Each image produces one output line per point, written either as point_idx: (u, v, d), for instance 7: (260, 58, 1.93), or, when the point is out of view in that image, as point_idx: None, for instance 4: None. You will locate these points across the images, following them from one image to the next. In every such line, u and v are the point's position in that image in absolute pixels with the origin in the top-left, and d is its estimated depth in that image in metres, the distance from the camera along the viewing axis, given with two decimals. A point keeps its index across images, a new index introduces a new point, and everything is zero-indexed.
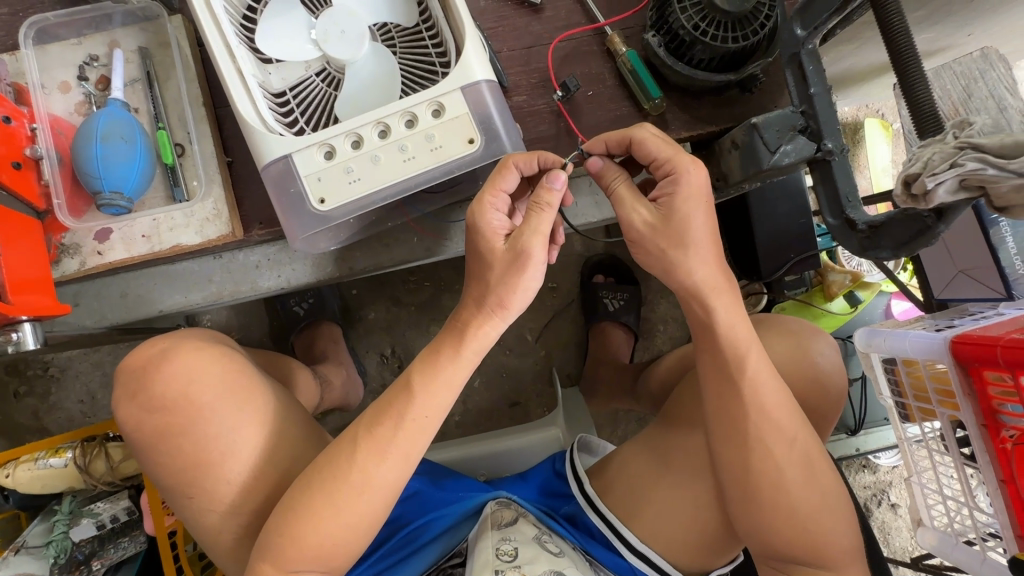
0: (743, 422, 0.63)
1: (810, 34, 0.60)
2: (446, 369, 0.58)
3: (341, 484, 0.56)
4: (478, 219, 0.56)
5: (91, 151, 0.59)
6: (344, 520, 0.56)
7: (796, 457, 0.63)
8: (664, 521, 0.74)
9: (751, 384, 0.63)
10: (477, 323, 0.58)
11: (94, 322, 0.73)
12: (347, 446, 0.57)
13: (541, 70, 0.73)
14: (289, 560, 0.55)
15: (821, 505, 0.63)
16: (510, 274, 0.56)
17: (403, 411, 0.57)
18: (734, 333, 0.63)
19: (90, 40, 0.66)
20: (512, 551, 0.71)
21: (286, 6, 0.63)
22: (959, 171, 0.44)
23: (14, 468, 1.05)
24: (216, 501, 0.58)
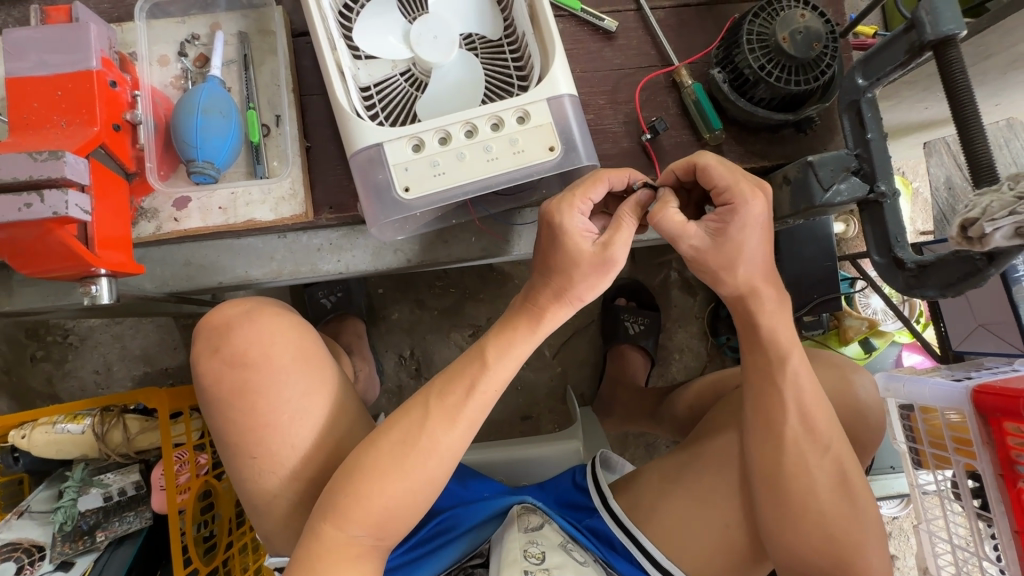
0: (783, 420, 0.67)
1: (871, 84, 0.64)
2: (522, 345, 0.65)
3: (410, 448, 0.62)
4: (566, 219, 0.60)
5: (191, 121, 0.63)
6: (406, 484, 0.62)
7: (823, 476, 0.67)
8: (685, 525, 0.76)
9: (794, 381, 0.67)
10: (553, 310, 0.64)
11: (155, 287, 0.75)
12: (418, 410, 0.64)
13: (610, 93, 0.77)
14: (350, 520, 0.60)
15: (854, 512, 0.67)
16: (594, 275, 0.62)
17: (476, 379, 0.64)
18: (780, 333, 0.68)
19: (195, 20, 0.70)
20: (539, 555, 0.72)
21: (385, 7, 0.67)
22: (1017, 219, 0.48)
23: (31, 429, 1.05)
24: (278, 465, 0.64)
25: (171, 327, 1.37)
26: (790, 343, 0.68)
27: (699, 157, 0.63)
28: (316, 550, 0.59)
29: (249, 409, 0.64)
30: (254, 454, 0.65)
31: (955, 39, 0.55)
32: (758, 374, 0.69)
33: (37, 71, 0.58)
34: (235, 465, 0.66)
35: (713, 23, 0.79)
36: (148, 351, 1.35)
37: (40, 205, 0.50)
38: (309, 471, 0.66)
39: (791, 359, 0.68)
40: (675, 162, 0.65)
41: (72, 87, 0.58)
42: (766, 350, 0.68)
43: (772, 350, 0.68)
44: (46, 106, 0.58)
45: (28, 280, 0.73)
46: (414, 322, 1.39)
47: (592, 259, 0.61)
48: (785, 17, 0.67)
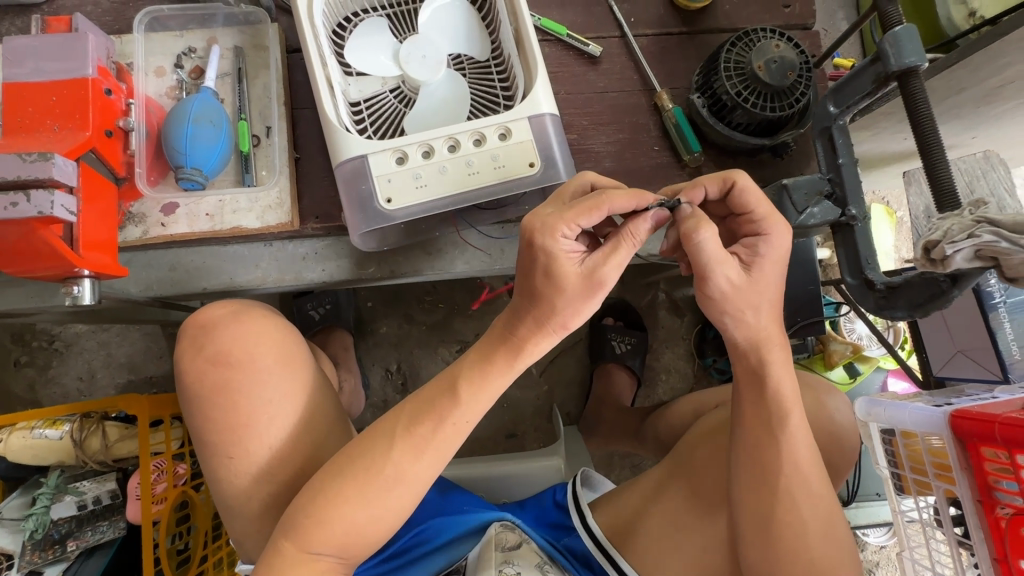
0: (778, 472, 0.63)
1: (842, 111, 0.67)
2: (496, 376, 0.62)
3: (374, 479, 0.61)
4: (553, 245, 0.55)
5: (183, 129, 0.64)
6: (368, 512, 0.61)
7: (816, 529, 0.63)
8: (665, 557, 0.75)
9: (787, 429, 0.64)
10: (535, 340, 0.61)
11: (140, 290, 0.75)
12: (384, 440, 0.62)
13: (593, 114, 0.80)
14: (314, 542, 0.60)
15: (847, 563, 0.63)
16: (580, 298, 0.58)
17: (444, 414, 0.62)
18: (782, 379, 0.64)
19: (192, 33, 0.72)
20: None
21: (377, 27, 0.70)
22: (976, 242, 0.49)
23: (8, 434, 1.04)
24: (252, 465, 0.67)
25: (158, 335, 1.37)
26: (794, 397, 0.64)
27: (737, 175, 0.61)
28: (276, 565, 0.60)
29: (229, 407, 0.67)
30: (230, 454, 0.67)
31: (919, 70, 0.57)
32: (751, 415, 0.65)
33: (33, 77, 0.60)
34: (210, 465, 0.68)
35: (694, 51, 0.82)
36: (133, 358, 1.35)
37: (26, 203, 0.51)
38: (285, 470, 0.68)
39: (789, 406, 0.64)
40: (710, 177, 0.61)
41: (67, 94, 0.60)
42: (767, 395, 0.64)
43: (772, 397, 0.64)
44: (40, 110, 0.59)
45: (13, 281, 0.73)
46: (402, 337, 1.42)
47: (579, 283, 0.57)
48: (761, 47, 0.70)
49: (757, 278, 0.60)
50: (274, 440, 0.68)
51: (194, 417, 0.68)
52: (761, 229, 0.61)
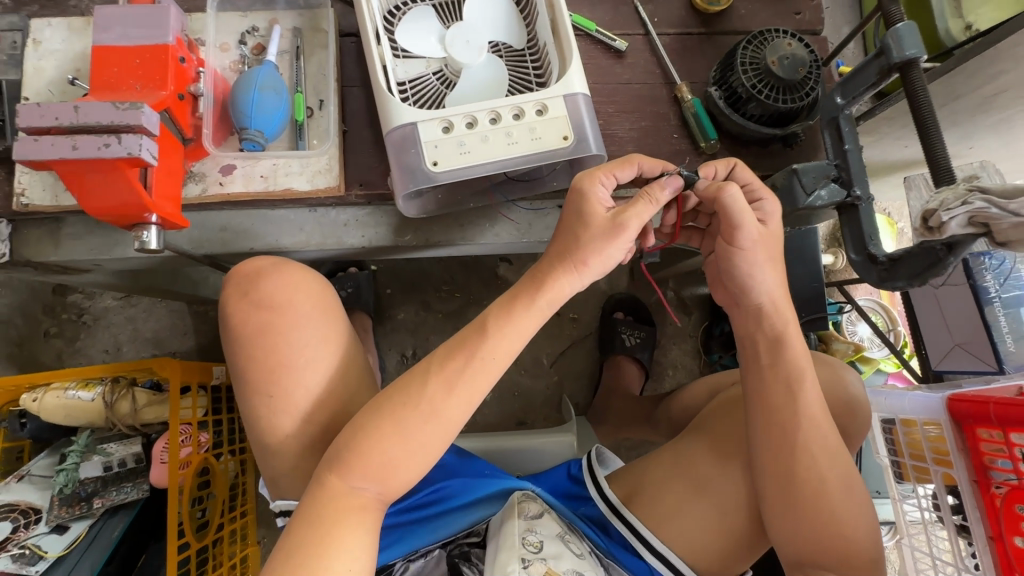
0: (794, 427, 0.67)
1: (848, 102, 0.73)
2: (521, 315, 0.67)
3: (409, 411, 0.65)
4: (590, 184, 0.66)
5: (249, 95, 0.70)
6: (404, 445, 0.65)
7: (832, 481, 0.67)
8: (687, 519, 0.78)
9: (801, 387, 0.68)
10: (558, 274, 0.67)
11: (192, 247, 0.81)
12: (420, 377, 0.67)
13: (618, 103, 0.86)
14: (353, 472, 0.65)
15: (860, 511, 0.67)
16: (604, 238, 0.66)
17: (475, 350, 0.66)
18: (791, 339, 0.70)
19: (256, 14, 0.79)
20: (537, 543, 0.74)
21: (425, 14, 0.77)
22: (969, 208, 0.55)
23: (43, 393, 1.07)
24: (291, 405, 0.72)
25: (183, 313, 1.42)
26: (805, 359, 0.70)
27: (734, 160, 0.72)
28: (320, 497, 0.64)
29: (272, 347, 0.72)
30: (269, 392, 0.72)
31: (918, 62, 0.64)
32: (770, 383, 0.69)
33: (120, 42, 0.66)
34: (252, 404, 0.73)
35: (712, 50, 0.89)
36: (159, 334, 1.40)
37: (118, 145, 0.57)
38: (324, 414, 0.72)
39: (802, 366, 0.69)
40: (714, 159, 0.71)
41: (150, 57, 0.66)
42: (780, 356, 0.69)
43: (785, 361, 0.69)
44: (124, 71, 0.65)
45: (77, 234, 0.79)
46: (418, 323, 1.47)
47: (604, 225, 0.66)
48: (775, 45, 0.77)
49: (769, 235, 0.69)
50: (311, 383, 0.72)
51: (240, 356, 0.74)
52: (760, 198, 0.70)
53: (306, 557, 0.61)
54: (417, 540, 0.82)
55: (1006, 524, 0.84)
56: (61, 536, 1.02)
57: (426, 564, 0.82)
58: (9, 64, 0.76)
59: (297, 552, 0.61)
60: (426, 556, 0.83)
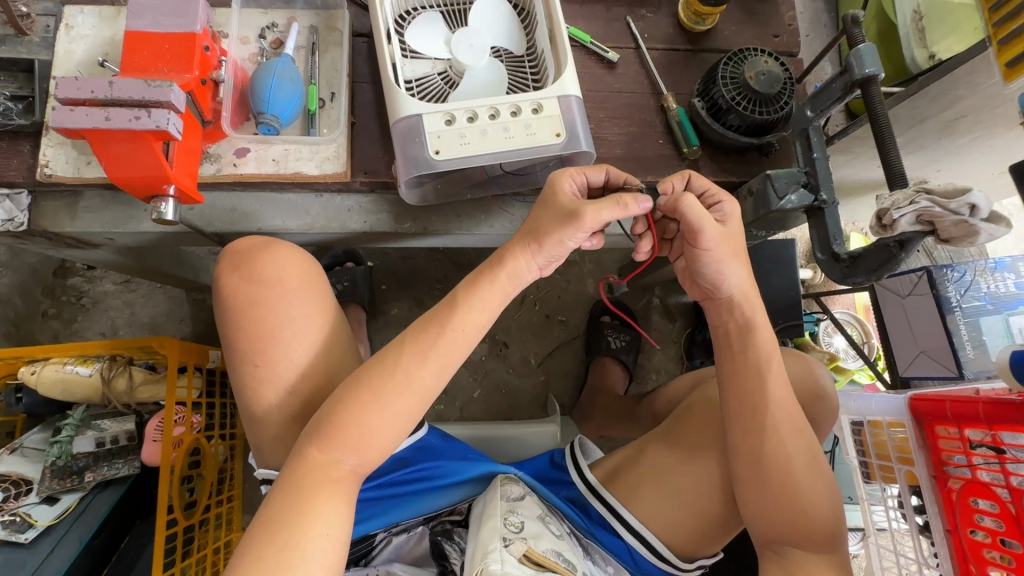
0: (764, 408, 0.72)
1: (817, 115, 0.80)
2: (486, 289, 0.71)
3: (385, 382, 0.68)
4: (559, 175, 0.72)
5: (268, 83, 0.76)
6: (382, 414, 0.67)
7: (798, 458, 0.71)
8: (662, 499, 0.82)
9: (769, 372, 0.73)
10: (516, 255, 0.72)
11: (203, 225, 0.86)
12: (394, 350, 0.70)
13: (608, 109, 0.93)
14: (336, 445, 0.66)
15: (824, 486, 0.72)
16: (563, 223, 0.69)
17: (446, 322, 0.70)
18: (760, 328, 0.75)
19: (276, 12, 0.85)
20: (518, 524, 0.76)
21: (434, 19, 0.83)
22: (916, 207, 0.61)
23: (42, 366, 1.09)
24: (276, 375, 0.75)
25: (181, 300, 1.45)
26: (770, 344, 0.75)
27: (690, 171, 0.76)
28: (299, 468, 0.66)
29: (259, 317, 0.76)
30: (256, 361, 0.76)
31: (876, 79, 0.71)
32: (741, 368, 0.74)
33: (150, 28, 0.72)
34: (240, 373, 0.77)
35: (697, 66, 0.96)
36: (156, 319, 1.42)
37: (147, 118, 0.62)
38: (307, 386, 0.76)
39: (772, 353, 0.74)
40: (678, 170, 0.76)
41: (177, 44, 0.72)
42: (750, 343, 0.74)
43: (754, 349, 0.74)
44: (153, 54, 0.71)
45: (92, 207, 0.84)
46: (411, 320, 1.51)
47: (565, 211, 0.69)
48: (752, 62, 0.84)
49: (730, 234, 0.73)
50: (296, 355, 0.76)
51: (230, 327, 0.77)
52: (717, 203, 0.75)
53: (287, 522, 0.62)
54: (398, 515, 0.84)
55: (961, 517, 0.88)
56: (52, 507, 1.04)
57: (409, 539, 0.86)
58: (42, 45, 0.81)
59: (279, 518, 0.62)
60: (408, 532, 0.86)
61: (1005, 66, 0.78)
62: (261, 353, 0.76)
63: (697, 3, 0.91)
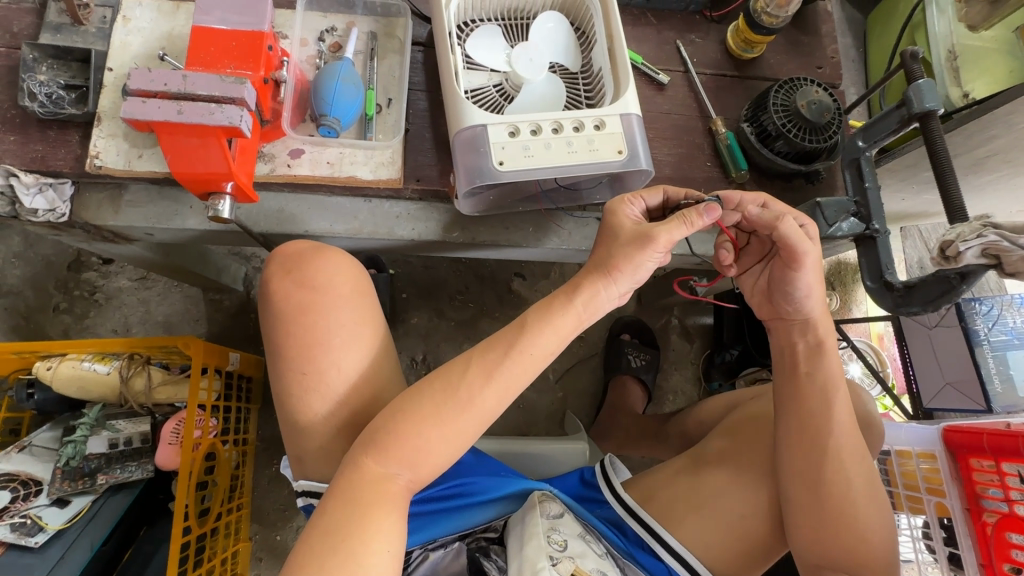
0: (827, 432, 0.72)
1: (869, 145, 0.81)
2: (559, 317, 0.71)
3: (447, 399, 0.68)
4: (617, 203, 0.74)
5: (332, 85, 0.76)
6: (443, 430, 0.67)
7: (858, 485, 0.71)
8: (706, 521, 0.80)
9: (832, 396, 0.73)
10: (592, 282, 0.72)
11: (250, 225, 0.84)
12: (460, 366, 0.70)
13: (657, 129, 0.94)
14: (390, 458, 0.66)
15: (880, 516, 0.72)
16: (631, 248, 0.71)
17: (515, 342, 0.70)
18: (829, 352, 0.75)
19: (335, 16, 0.85)
20: (562, 542, 0.74)
21: (494, 31, 0.84)
22: (983, 240, 0.62)
23: (58, 362, 1.05)
24: (324, 384, 0.74)
25: (198, 299, 1.42)
26: (838, 370, 0.75)
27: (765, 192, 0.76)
28: (356, 478, 0.65)
29: (310, 324, 0.75)
30: (304, 369, 0.74)
31: (936, 114, 0.72)
32: (807, 388, 0.74)
33: (217, 25, 0.71)
34: (284, 380, 0.75)
35: (743, 91, 0.98)
36: (171, 317, 1.39)
37: (219, 113, 0.61)
38: (356, 395, 0.75)
39: (836, 379, 0.74)
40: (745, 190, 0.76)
41: (244, 41, 0.71)
42: (814, 367, 0.75)
43: (819, 374, 0.74)
44: (220, 51, 0.70)
45: (136, 201, 0.82)
46: (431, 329, 1.50)
47: (633, 235, 0.71)
48: (804, 91, 0.86)
49: (807, 255, 0.74)
50: (344, 363, 0.75)
51: (278, 333, 0.76)
52: (801, 224, 0.77)
53: (347, 532, 0.62)
54: (436, 531, 0.82)
55: (996, 552, 0.88)
56: (62, 510, 1.00)
57: (445, 555, 0.82)
58: (97, 36, 0.80)
59: (338, 530, 0.62)
60: (445, 548, 0.82)
61: None
62: (305, 360, 0.74)
63: (749, 31, 0.92)
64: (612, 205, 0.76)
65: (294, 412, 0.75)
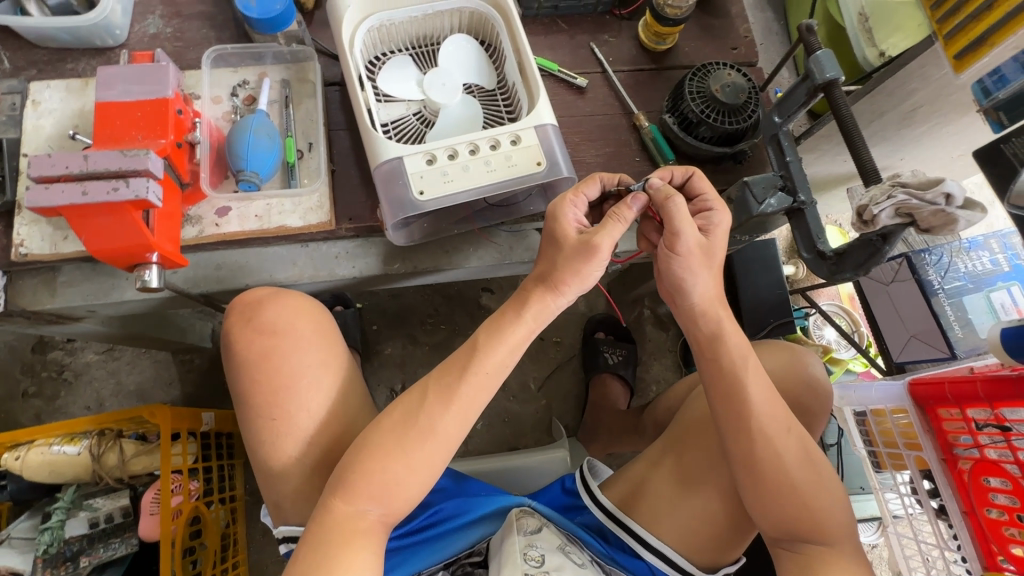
0: (746, 412, 0.72)
1: (785, 120, 0.83)
2: (511, 332, 0.70)
3: (410, 427, 0.67)
4: (558, 206, 0.72)
5: (245, 138, 0.76)
6: (406, 463, 0.66)
7: (788, 455, 0.71)
8: (667, 512, 0.81)
9: (743, 374, 0.73)
10: (540, 296, 0.71)
11: (189, 287, 0.84)
12: (416, 397, 0.69)
13: (582, 132, 0.95)
14: (359, 495, 0.65)
15: (818, 479, 0.71)
16: (577, 257, 0.69)
17: (467, 364, 0.69)
18: (726, 333, 0.75)
19: (246, 69, 0.86)
20: (539, 558, 0.74)
21: (404, 63, 0.85)
22: (894, 201, 0.63)
23: (26, 450, 1.05)
24: (296, 428, 0.73)
25: (168, 362, 1.41)
26: (743, 345, 0.74)
27: (693, 170, 0.78)
28: (325, 521, 0.64)
29: (274, 369, 0.74)
30: (273, 415, 0.73)
31: (837, 82, 0.74)
32: (718, 374, 0.74)
33: (122, 98, 0.71)
34: (255, 429, 0.74)
35: (663, 83, 0.99)
36: (143, 385, 1.38)
37: (125, 189, 0.61)
38: (313, 441, 0.74)
39: (745, 357, 0.74)
40: (675, 165, 0.77)
41: (150, 110, 0.71)
42: (720, 348, 0.74)
43: (724, 355, 0.74)
44: (126, 123, 0.70)
45: (72, 281, 0.82)
46: (405, 357, 1.49)
47: (575, 246, 0.69)
48: (717, 75, 0.87)
49: (707, 243, 0.73)
50: (315, 405, 0.75)
51: (242, 381, 0.76)
52: (709, 207, 0.75)
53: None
54: (421, 561, 0.81)
55: (976, 498, 0.89)
56: None
57: None
58: (9, 123, 0.80)
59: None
60: None
61: (953, 58, 0.83)
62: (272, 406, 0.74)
63: (656, 24, 0.94)
64: (553, 204, 0.74)
65: (266, 458, 0.74)
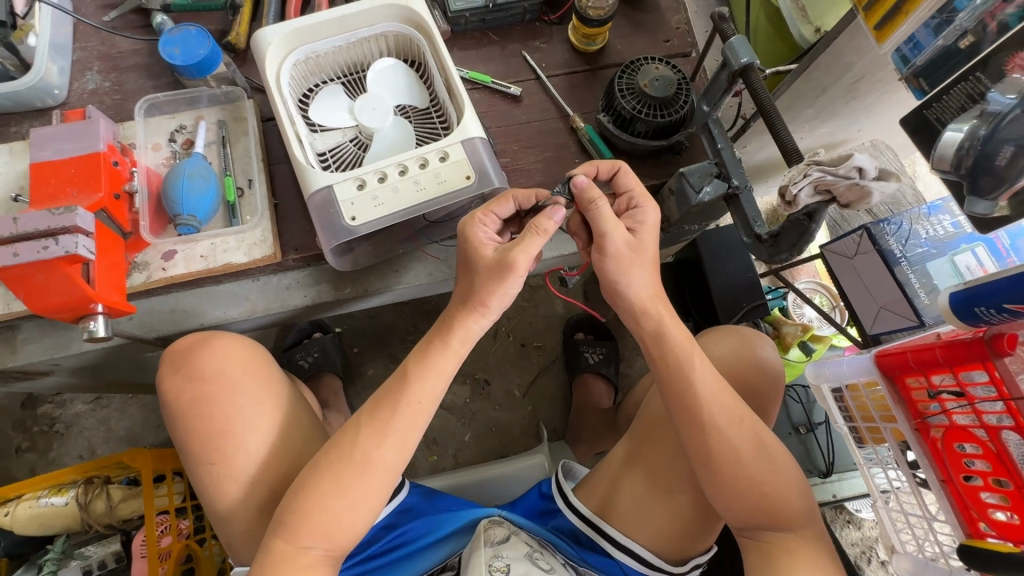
0: (698, 407, 0.71)
1: (713, 108, 0.84)
2: (436, 358, 0.71)
3: (346, 463, 0.68)
4: (469, 228, 0.71)
5: (179, 183, 0.78)
6: (345, 498, 0.67)
7: (743, 446, 0.71)
8: (637, 511, 0.81)
9: (691, 370, 0.73)
10: (460, 315, 0.72)
11: (145, 332, 0.86)
12: (351, 432, 0.70)
13: (520, 140, 0.96)
14: (300, 534, 0.66)
15: (774, 467, 0.71)
16: (494, 278, 0.69)
17: (399, 396, 0.70)
18: (669, 329, 0.74)
19: (182, 114, 0.88)
20: (504, 568, 0.74)
21: (334, 91, 0.86)
22: (810, 178, 0.63)
23: (15, 506, 1.07)
24: (235, 470, 0.75)
25: (155, 405, 1.43)
26: (687, 340, 0.74)
27: (620, 164, 0.79)
28: (266, 560, 0.66)
29: (211, 415, 0.75)
30: (212, 459, 0.75)
31: (754, 66, 0.73)
32: (667, 371, 0.74)
33: (55, 156, 0.74)
34: (198, 472, 0.76)
35: (598, 83, 1.00)
36: (133, 430, 1.40)
37: (55, 245, 0.63)
38: (270, 473, 0.75)
39: (691, 352, 0.73)
40: (601, 160, 0.79)
41: (83, 166, 0.73)
42: (664, 346, 0.74)
43: (670, 353, 0.74)
44: (61, 181, 0.72)
45: (32, 337, 0.84)
46: (388, 377, 1.51)
47: (491, 268, 0.69)
48: (644, 70, 0.87)
49: (638, 241, 0.73)
50: (252, 444, 0.76)
51: (181, 428, 0.76)
52: (637, 204, 0.76)
53: None
54: None
55: (952, 464, 0.85)
56: None
57: None
58: None
59: None
60: None
61: (874, 29, 0.79)
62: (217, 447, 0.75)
63: (583, 27, 0.95)
64: (465, 224, 0.74)
65: (215, 502, 0.75)
